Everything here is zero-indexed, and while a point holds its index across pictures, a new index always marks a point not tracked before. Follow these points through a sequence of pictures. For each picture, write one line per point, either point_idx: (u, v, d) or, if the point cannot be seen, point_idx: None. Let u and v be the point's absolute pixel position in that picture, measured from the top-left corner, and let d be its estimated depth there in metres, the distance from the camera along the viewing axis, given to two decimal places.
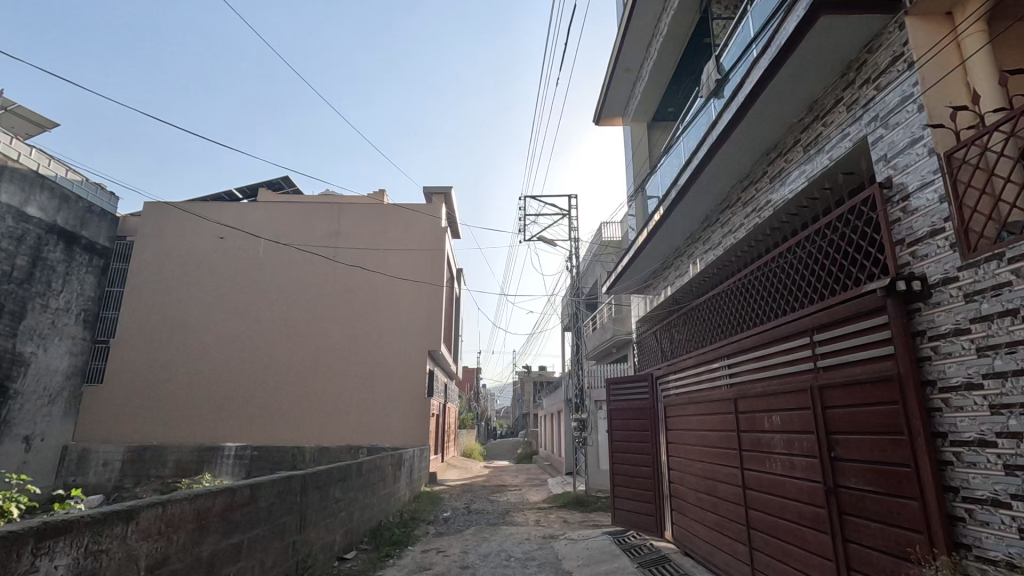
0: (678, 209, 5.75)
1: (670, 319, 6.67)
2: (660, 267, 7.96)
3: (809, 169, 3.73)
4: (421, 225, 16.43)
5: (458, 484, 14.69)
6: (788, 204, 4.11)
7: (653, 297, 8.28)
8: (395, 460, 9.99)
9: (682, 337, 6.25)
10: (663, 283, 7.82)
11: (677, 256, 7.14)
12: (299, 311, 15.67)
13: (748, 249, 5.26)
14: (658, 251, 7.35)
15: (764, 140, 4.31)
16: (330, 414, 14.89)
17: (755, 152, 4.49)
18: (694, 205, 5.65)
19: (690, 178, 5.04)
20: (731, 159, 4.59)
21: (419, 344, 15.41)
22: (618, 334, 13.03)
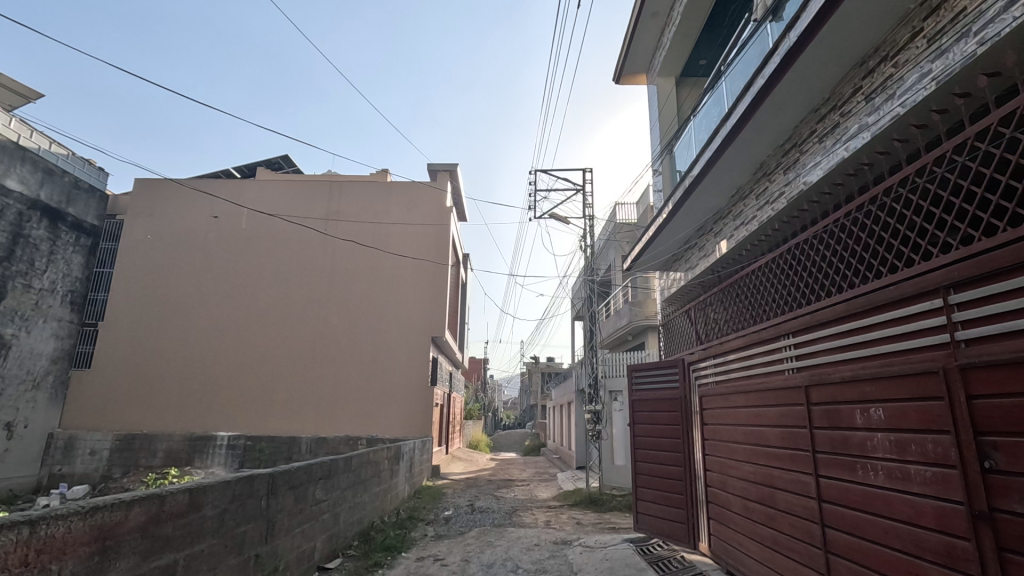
0: (730, 150, 4.90)
1: (708, 296, 5.78)
2: (687, 240, 7.13)
3: (941, 65, 2.96)
4: (425, 204, 15.49)
5: (462, 478, 13.88)
6: (899, 121, 3.34)
7: (680, 273, 7.45)
8: (393, 454, 9.14)
9: (727, 314, 5.38)
10: (695, 256, 6.94)
11: (716, 220, 6.28)
12: (297, 294, 14.86)
13: (819, 199, 4.48)
14: (690, 219, 6.51)
15: (866, 41, 3.55)
16: (329, 403, 14.11)
17: (849, 61, 3.74)
18: (753, 144, 4.83)
19: (754, 105, 4.25)
20: (816, 71, 3.83)
21: (423, 330, 14.57)
22: (635, 320, 12.08)
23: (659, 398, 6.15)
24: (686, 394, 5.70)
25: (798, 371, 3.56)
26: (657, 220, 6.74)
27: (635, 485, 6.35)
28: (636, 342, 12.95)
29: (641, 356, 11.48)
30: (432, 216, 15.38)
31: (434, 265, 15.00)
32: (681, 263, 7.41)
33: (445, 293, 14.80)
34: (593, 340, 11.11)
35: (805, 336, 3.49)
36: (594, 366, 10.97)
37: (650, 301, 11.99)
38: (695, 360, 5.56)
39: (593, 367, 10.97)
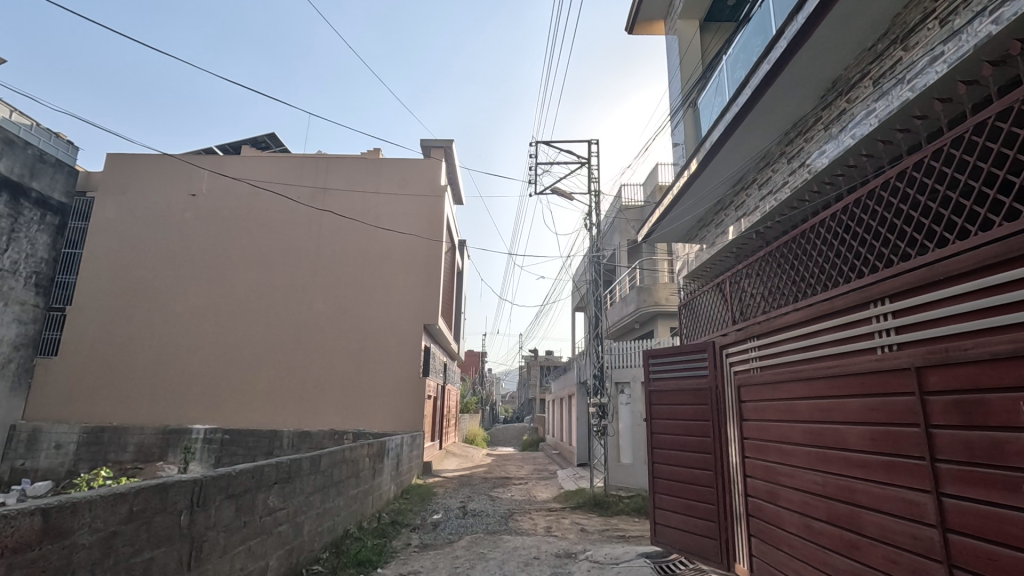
0: (779, 81, 4.17)
1: (749, 262, 4.74)
2: (721, 200, 6.13)
3: None
4: (418, 183, 14.45)
5: (455, 476, 12.95)
6: None
7: (710, 240, 6.45)
8: (376, 451, 8.18)
9: (774, 281, 4.35)
10: (722, 224, 6.19)
11: (761, 168, 5.32)
12: (280, 278, 13.86)
13: (928, 111, 3.45)
14: (729, 168, 5.49)
15: None
16: (313, 395, 13.16)
17: None
18: (834, 46, 3.81)
19: None
20: None
21: (414, 317, 13.59)
22: (644, 306, 11.11)
23: (679, 388, 5.21)
24: (716, 383, 4.77)
25: (902, 347, 2.59)
26: (687, 173, 5.72)
27: (650, 491, 5.43)
28: (644, 331, 11.98)
29: (651, 345, 10.51)
30: (425, 196, 14.35)
31: (426, 248, 14.00)
32: (705, 236, 6.64)
33: (438, 278, 13.81)
34: (598, 327, 10.16)
35: (914, 299, 2.54)
36: (600, 356, 10.01)
37: (660, 285, 11.00)
38: (731, 342, 4.59)
39: (599, 357, 10.01)
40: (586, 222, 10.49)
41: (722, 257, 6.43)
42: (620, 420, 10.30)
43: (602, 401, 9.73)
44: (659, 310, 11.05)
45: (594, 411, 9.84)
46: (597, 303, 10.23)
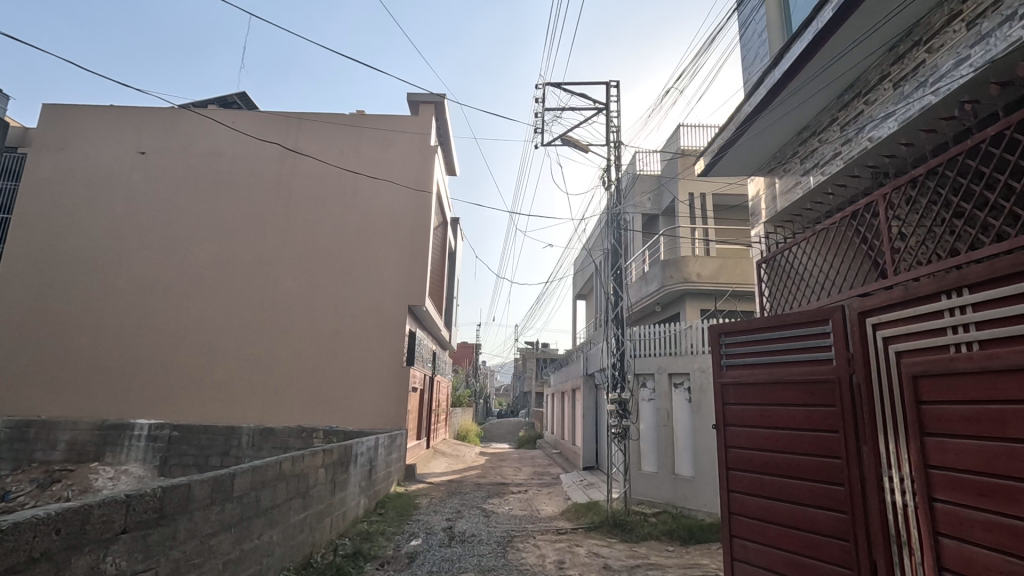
0: None
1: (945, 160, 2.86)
2: (853, 86, 4.31)
3: None
4: (403, 143, 12.54)
5: (443, 481, 11.13)
6: None
7: (826, 151, 4.66)
8: (337, 457, 6.34)
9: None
10: (835, 137, 4.58)
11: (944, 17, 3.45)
12: (243, 250, 11.94)
13: None
14: (886, 19, 3.64)
15: None
16: (280, 386, 11.32)
17: None
18: None
19: None
20: None
21: (397, 298, 11.73)
22: (669, 285, 9.31)
23: (773, 381, 3.41)
24: (850, 371, 2.97)
25: None
26: (809, 38, 3.89)
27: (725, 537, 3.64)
28: (666, 311, 10.15)
29: (679, 327, 8.64)
30: (411, 158, 12.44)
31: (412, 219, 12.14)
32: (804, 162, 5.04)
33: (426, 252, 11.97)
34: (619, 305, 8.28)
35: None
36: (621, 341, 8.15)
37: (690, 258, 9.16)
38: (894, 304, 2.73)
39: (619, 341, 8.16)
40: (604, 180, 8.64)
41: (831, 188, 4.81)
42: (642, 420, 8.60)
43: (623, 397, 7.89)
44: (688, 288, 9.20)
45: (612, 410, 7.92)
46: (616, 276, 8.34)
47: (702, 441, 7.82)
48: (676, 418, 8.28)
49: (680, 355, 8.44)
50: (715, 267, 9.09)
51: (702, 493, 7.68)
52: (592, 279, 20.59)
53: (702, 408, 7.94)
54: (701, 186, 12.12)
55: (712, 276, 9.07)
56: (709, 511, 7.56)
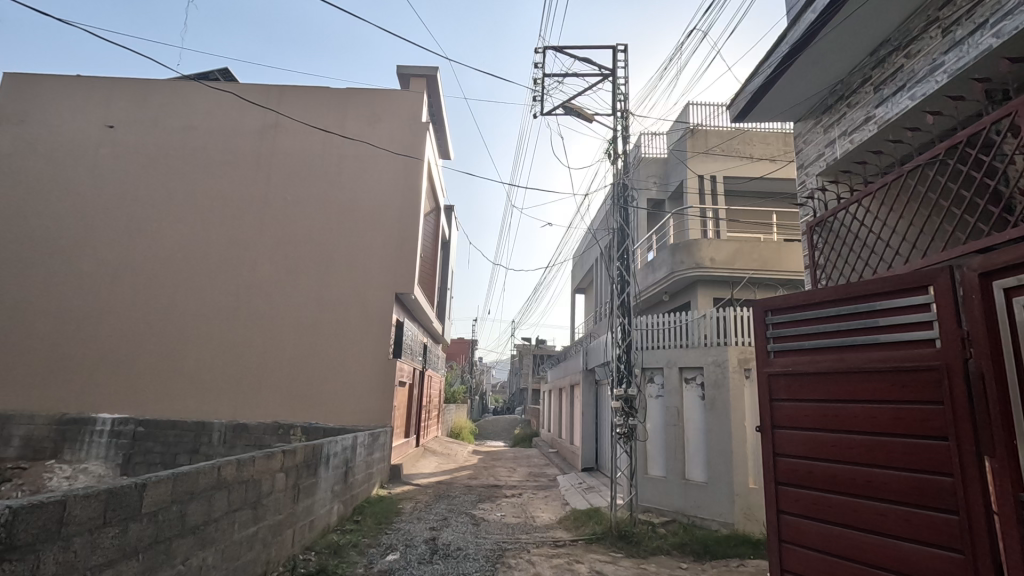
0: None
1: None
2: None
3: None
4: (392, 118, 11.65)
5: (431, 483, 10.32)
6: None
7: (911, 72, 3.90)
8: (303, 459, 5.51)
9: None
10: (933, 44, 3.74)
11: None
12: (217, 232, 11.07)
13: None
14: None
15: None
16: (255, 379, 10.47)
17: None
18: None
19: None
20: None
21: (384, 286, 10.89)
22: (680, 271, 8.49)
23: (850, 370, 2.78)
24: (965, 354, 2.35)
25: None
26: None
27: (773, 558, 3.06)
28: (675, 301, 9.34)
29: (691, 317, 7.82)
30: (401, 136, 11.58)
31: (401, 201, 11.30)
32: (880, 89, 4.23)
33: (416, 237, 11.13)
34: (626, 291, 7.44)
35: None
36: (629, 330, 7.31)
37: (703, 241, 8.34)
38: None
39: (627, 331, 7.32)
40: (609, 154, 7.80)
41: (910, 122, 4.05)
42: (650, 419, 7.78)
43: (630, 394, 7.05)
44: (700, 274, 8.39)
45: (617, 408, 7.09)
46: (623, 259, 7.51)
47: (717, 444, 7.05)
48: (687, 417, 7.48)
49: (692, 348, 7.63)
50: (731, 251, 8.27)
51: (717, 501, 6.91)
52: (592, 271, 19.77)
53: (717, 407, 7.15)
54: (712, 168, 11.30)
55: (727, 261, 8.25)
56: (724, 522, 6.77)
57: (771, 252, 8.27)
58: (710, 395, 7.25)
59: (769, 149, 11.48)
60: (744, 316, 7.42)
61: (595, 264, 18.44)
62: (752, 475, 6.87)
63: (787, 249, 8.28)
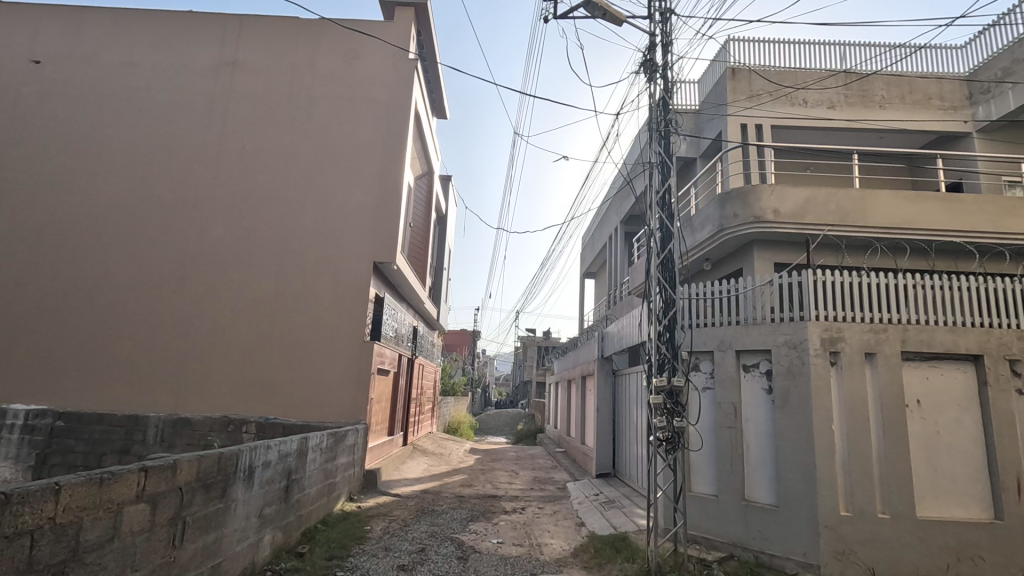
0: None
1: None
2: None
3: None
4: (373, 55, 9.79)
5: (414, 493, 8.48)
6: None
7: None
8: (194, 476, 3.64)
9: None
10: None
11: None
12: (161, 188, 9.21)
13: None
14: None
15: None
16: (203, 364, 8.64)
17: None
18: None
19: None
20: None
21: (361, 254, 9.02)
22: (731, 231, 6.56)
23: None
24: None
25: None
26: None
27: None
28: (719, 269, 7.42)
29: (748, 284, 5.91)
30: (383, 76, 9.71)
31: (382, 153, 9.44)
32: None
33: (400, 195, 9.27)
34: (667, 248, 5.49)
35: None
36: (674, 300, 5.35)
37: (765, 189, 6.39)
38: None
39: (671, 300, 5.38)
40: (647, 65, 5.86)
41: None
42: (699, 419, 5.87)
43: (676, 385, 5.08)
44: (759, 233, 6.46)
45: (659, 406, 5.10)
46: (662, 205, 5.57)
47: (794, 455, 5.16)
48: (745, 417, 5.62)
49: (753, 326, 5.72)
50: (800, 201, 6.34)
51: (793, 534, 5.04)
52: (604, 252, 17.84)
53: (791, 404, 5.27)
54: (757, 115, 9.36)
55: (796, 215, 6.32)
56: (806, 564, 4.89)
57: (853, 203, 6.33)
58: (781, 387, 5.37)
59: (825, 94, 9.53)
60: (826, 280, 5.50)
61: (608, 245, 16.56)
62: (841, 498, 5.00)
63: (873, 198, 6.34)
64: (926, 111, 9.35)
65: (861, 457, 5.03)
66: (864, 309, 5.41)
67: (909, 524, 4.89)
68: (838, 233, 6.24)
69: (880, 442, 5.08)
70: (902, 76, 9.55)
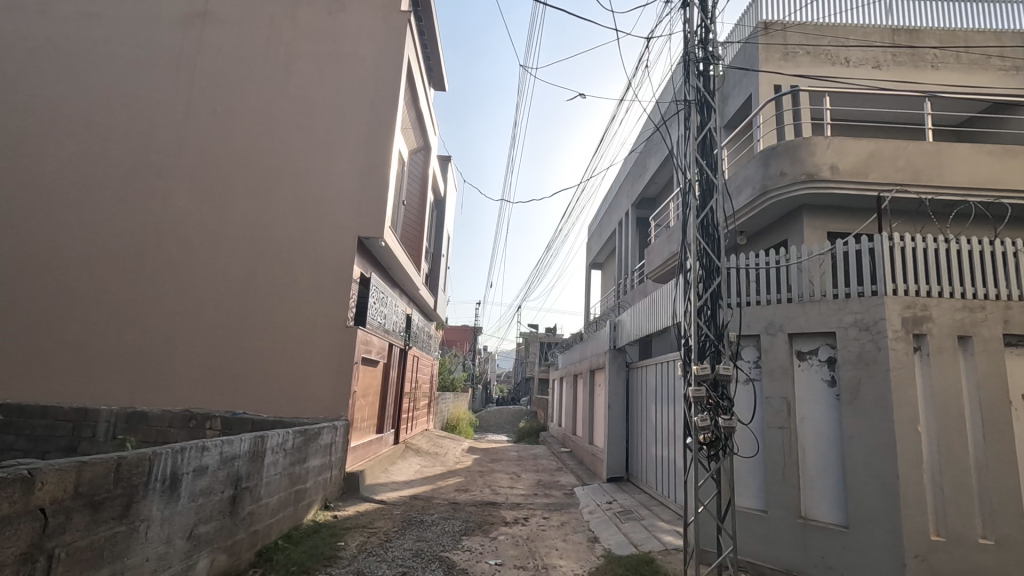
0: None
1: None
2: None
3: None
4: (361, 6, 8.73)
5: (401, 499, 7.45)
6: None
7: None
8: (69, 492, 2.63)
9: None
10: None
11: None
12: (120, 152, 8.15)
13: None
14: None
15: None
16: (163, 351, 7.60)
17: None
18: None
19: None
20: None
21: (344, 228, 7.98)
22: (778, 195, 5.52)
23: None
24: None
25: None
26: None
27: None
28: (756, 243, 6.37)
29: (803, 254, 4.84)
30: (372, 31, 8.66)
31: (369, 116, 8.40)
32: None
33: (389, 163, 8.24)
34: (709, 205, 4.42)
35: None
36: (718, 268, 4.28)
37: (820, 144, 5.33)
38: None
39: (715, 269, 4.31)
40: None
41: None
42: (745, 418, 4.82)
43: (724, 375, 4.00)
44: (811, 196, 5.40)
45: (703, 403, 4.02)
46: (702, 152, 4.50)
47: (868, 463, 4.11)
48: (800, 416, 4.57)
49: (811, 303, 4.65)
50: (862, 156, 5.28)
51: (870, 565, 4.00)
52: (613, 240, 16.77)
53: (863, 398, 4.22)
54: (793, 76, 8.28)
55: (856, 174, 5.26)
56: None
57: (926, 159, 5.26)
58: (850, 377, 4.32)
59: (869, 52, 8.45)
60: (905, 245, 4.43)
61: (618, 231, 15.49)
62: (931, 519, 3.95)
63: (950, 153, 5.27)
64: (986, 70, 8.24)
65: (957, 468, 3.97)
66: (953, 283, 4.36)
67: (1020, 552, 3.84)
68: (909, 196, 5.17)
69: (977, 449, 4.03)
70: (957, 31, 8.44)
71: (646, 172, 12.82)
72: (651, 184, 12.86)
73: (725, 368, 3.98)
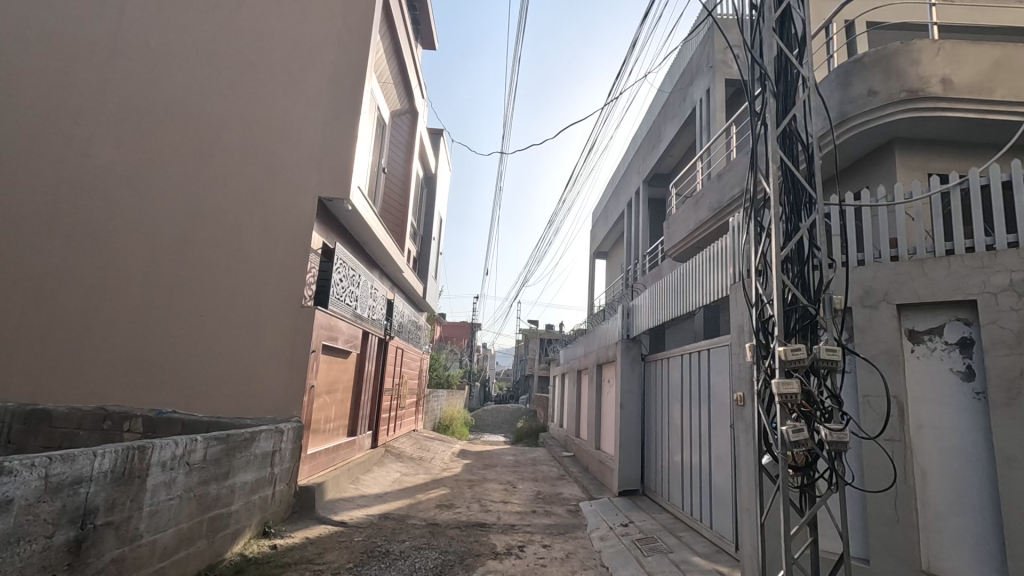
0: None
1: None
2: None
3: None
4: None
5: (368, 520, 6.04)
6: None
7: None
8: None
9: None
10: None
11: None
12: (30, 93, 6.67)
13: None
14: None
15: None
16: (75, 336, 6.13)
17: None
18: None
19: None
20: None
21: (303, 187, 6.59)
22: (867, 124, 4.12)
23: None
24: None
25: None
26: None
27: None
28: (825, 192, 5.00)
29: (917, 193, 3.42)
30: None
31: (337, 56, 7.03)
32: None
33: (359, 111, 6.86)
34: (792, 111, 3.00)
35: None
36: (812, 203, 2.85)
37: (924, 47, 3.93)
38: None
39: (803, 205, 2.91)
40: None
41: None
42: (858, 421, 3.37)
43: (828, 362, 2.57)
44: (911, 123, 4.04)
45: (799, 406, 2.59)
46: (782, 36, 3.08)
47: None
48: (917, 423, 3.20)
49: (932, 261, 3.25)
50: (983, 68, 3.90)
51: None
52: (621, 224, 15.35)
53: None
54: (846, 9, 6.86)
55: (975, 89, 3.92)
56: None
57: None
58: (1001, 368, 2.90)
59: None
60: None
61: (627, 214, 14.03)
62: None
63: None
64: None
65: None
66: None
67: None
68: None
69: None
70: None
71: (660, 142, 11.38)
72: (666, 156, 11.43)
73: (829, 351, 2.55)
